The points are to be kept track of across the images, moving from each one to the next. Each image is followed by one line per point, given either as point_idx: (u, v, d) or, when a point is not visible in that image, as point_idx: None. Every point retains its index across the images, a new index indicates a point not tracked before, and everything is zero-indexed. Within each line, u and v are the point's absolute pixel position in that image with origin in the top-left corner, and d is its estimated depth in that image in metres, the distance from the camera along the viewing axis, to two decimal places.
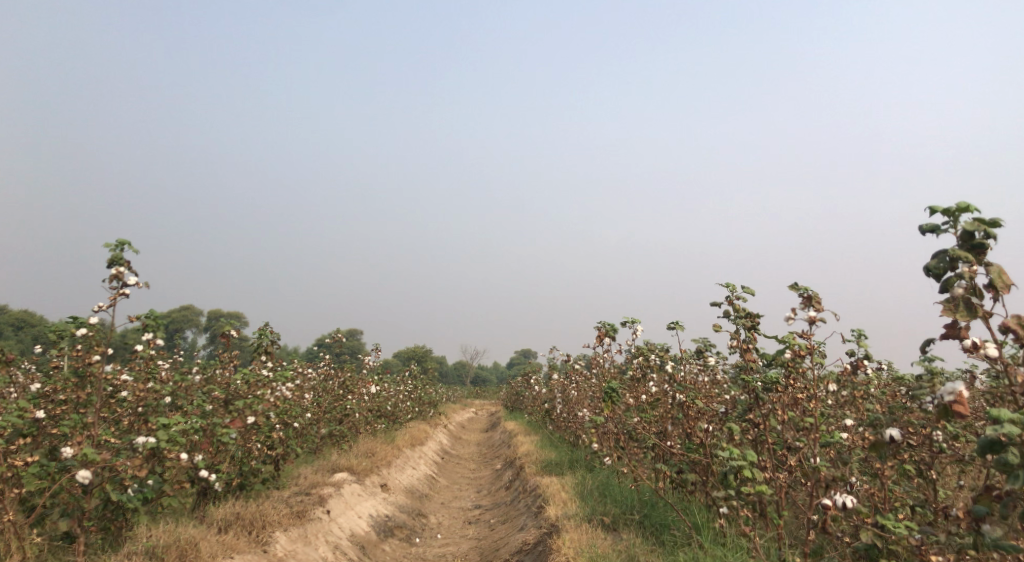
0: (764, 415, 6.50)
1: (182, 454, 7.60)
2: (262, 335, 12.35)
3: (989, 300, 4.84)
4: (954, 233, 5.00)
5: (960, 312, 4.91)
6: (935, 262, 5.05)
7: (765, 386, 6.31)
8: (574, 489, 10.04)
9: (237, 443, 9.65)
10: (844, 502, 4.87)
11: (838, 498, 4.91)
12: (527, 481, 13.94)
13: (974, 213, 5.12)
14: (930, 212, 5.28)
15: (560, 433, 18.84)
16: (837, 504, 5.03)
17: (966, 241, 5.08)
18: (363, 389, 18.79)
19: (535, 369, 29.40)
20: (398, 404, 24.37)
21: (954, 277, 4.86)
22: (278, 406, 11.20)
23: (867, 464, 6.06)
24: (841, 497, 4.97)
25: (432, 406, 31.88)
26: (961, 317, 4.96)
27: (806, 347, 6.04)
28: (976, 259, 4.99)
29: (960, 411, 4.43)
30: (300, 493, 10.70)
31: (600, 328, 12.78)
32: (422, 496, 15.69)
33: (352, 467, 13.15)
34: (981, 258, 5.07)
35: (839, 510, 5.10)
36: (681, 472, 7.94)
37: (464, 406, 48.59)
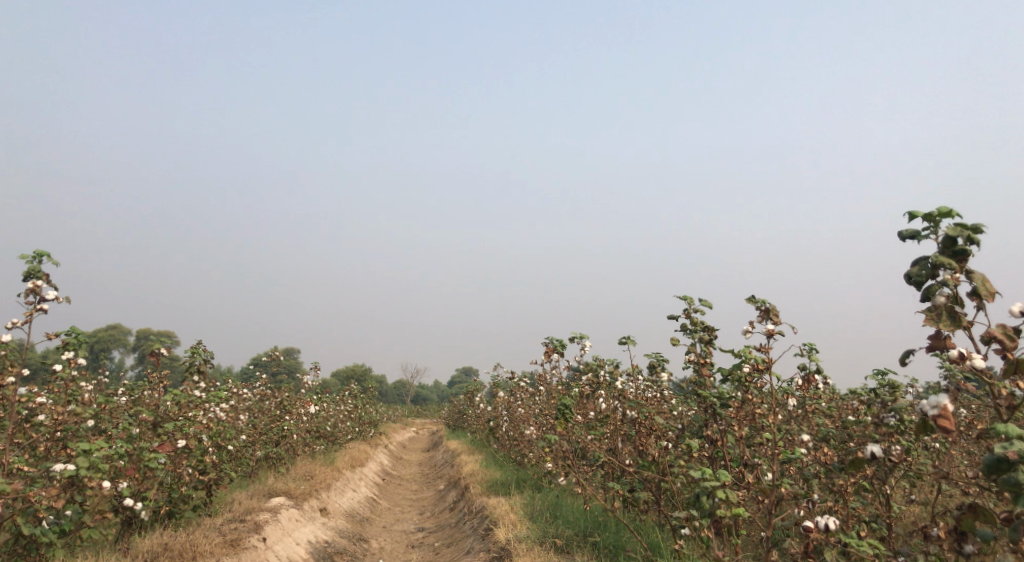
0: (721, 432, 6.44)
1: (105, 481, 7.04)
2: (195, 354, 11.73)
3: (969, 308, 5.08)
4: (936, 241, 5.28)
5: (942, 320, 5.16)
6: (918, 269, 5.33)
7: (723, 403, 6.25)
8: (524, 510, 9.79)
9: (167, 469, 9.06)
10: (827, 524, 4.89)
11: (822, 521, 4.93)
12: (472, 502, 13.62)
13: (957, 219, 5.38)
14: (914, 217, 5.59)
15: (505, 452, 18.56)
16: (817, 526, 5.00)
17: (949, 247, 5.33)
18: (302, 410, 18.15)
19: (478, 387, 29.11)
20: (338, 425, 23.69)
21: (934, 285, 5.16)
22: (211, 428, 10.61)
23: (826, 481, 6.09)
24: (823, 520, 4.98)
25: (372, 426, 31.18)
26: (943, 325, 5.17)
27: (763, 362, 5.99)
28: (959, 266, 5.24)
29: (946, 426, 4.45)
30: (235, 520, 10.13)
31: (547, 344, 12.64)
32: (364, 520, 15.16)
33: (291, 491, 12.58)
34: (964, 265, 5.30)
35: (816, 531, 5.06)
36: (634, 491, 7.86)
37: (405, 426, 47.70)
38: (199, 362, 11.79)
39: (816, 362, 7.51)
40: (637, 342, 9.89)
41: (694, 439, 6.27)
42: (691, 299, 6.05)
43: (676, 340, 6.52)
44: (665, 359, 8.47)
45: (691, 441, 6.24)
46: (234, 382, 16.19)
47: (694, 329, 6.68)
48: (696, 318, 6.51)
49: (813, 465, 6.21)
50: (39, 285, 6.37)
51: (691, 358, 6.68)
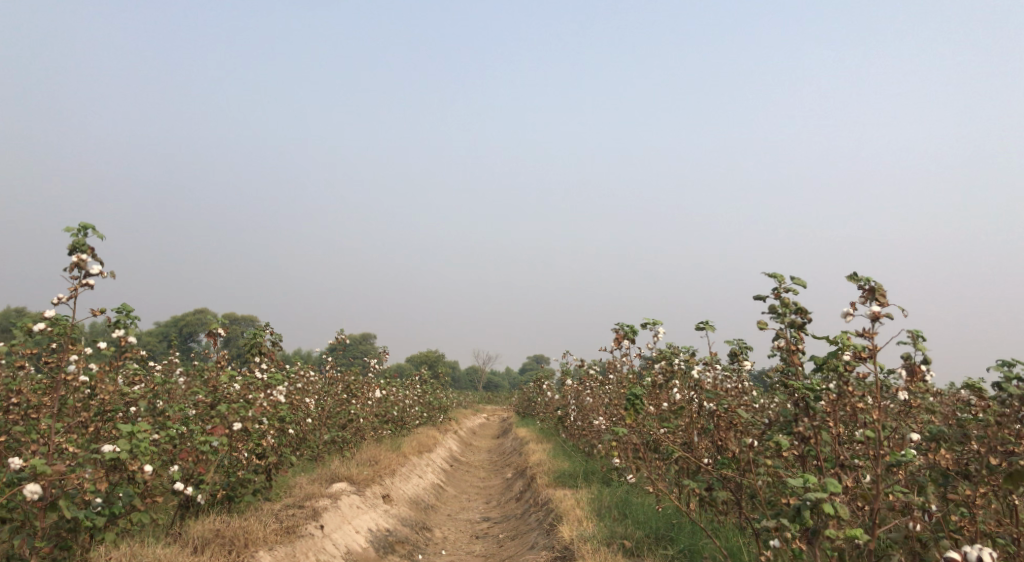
0: (815, 427, 5.64)
1: (150, 464, 6.80)
2: (257, 334, 11.59)
3: None
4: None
5: None
6: None
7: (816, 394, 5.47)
8: (591, 506, 9.15)
9: (224, 452, 8.90)
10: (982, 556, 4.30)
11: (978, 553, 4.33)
12: (538, 493, 13.13)
13: None
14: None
15: (574, 442, 17.96)
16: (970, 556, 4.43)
17: None
18: (369, 394, 18.03)
19: (548, 374, 28.62)
20: (407, 409, 23.58)
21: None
22: (272, 411, 10.40)
23: (940, 486, 5.28)
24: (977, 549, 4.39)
25: (442, 412, 31.11)
26: None
27: (865, 349, 5.18)
28: None
29: None
30: (294, 506, 9.95)
31: (618, 330, 11.96)
32: (428, 508, 14.88)
33: (352, 477, 12.35)
34: None
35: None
36: (711, 490, 7.21)
37: (477, 413, 47.50)
38: (261, 342, 11.62)
39: (925, 351, 6.60)
40: (717, 328, 9.09)
41: (782, 438, 5.52)
42: (780, 275, 5.28)
43: (762, 323, 5.77)
44: (749, 347, 7.68)
45: (779, 439, 5.51)
46: (301, 365, 16.13)
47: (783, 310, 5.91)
48: (786, 299, 5.74)
49: (927, 469, 5.40)
50: (85, 259, 6.26)
51: (777, 345, 5.92)
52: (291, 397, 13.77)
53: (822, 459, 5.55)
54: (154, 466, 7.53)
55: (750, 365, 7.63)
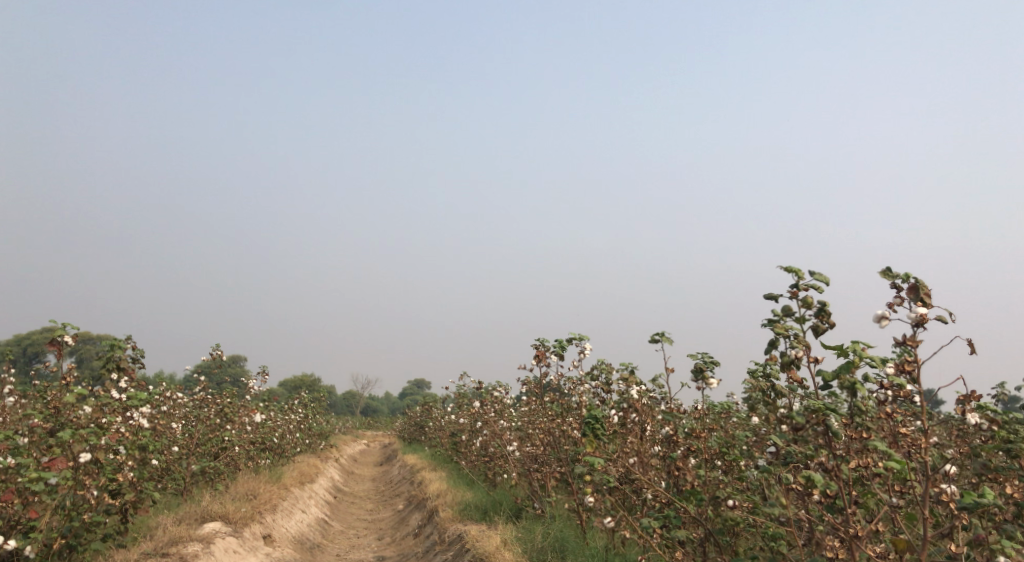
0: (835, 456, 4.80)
1: None
2: (115, 347, 9.45)
3: None
4: None
5: None
6: None
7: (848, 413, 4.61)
8: (522, 549, 7.98)
9: (67, 489, 7.11)
10: None
11: None
12: (442, 528, 11.79)
13: None
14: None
15: (475, 470, 16.68)
16: None
17: None
18: (247, 419, 16.03)
19: (437, 399, 27.16)
20: (286, 436, 21.45)
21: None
22: (131, 438, 8.58)
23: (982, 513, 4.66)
24: None
25: (322, 439, 28.93)
26: None
27: (908, 360, 4.43)
28: None
29: None
30: (155, 554, 8.12)
31: (540, 346, 10.93)
32: (313, 548, 13.12)
33: (228, 515, 10.53)
34: None
35: None
36: (670, 529, 6.41)
37: (358, 440, 45.14)
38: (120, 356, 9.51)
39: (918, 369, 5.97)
40: (672, 342, 8.25)
41: (808, 476, 4.57)
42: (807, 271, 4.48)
43: (770, 329, 4.94)
44: (715, 361, 6.87)
45: (804, 478, 4.54)
46: (167, 385, 14.04)
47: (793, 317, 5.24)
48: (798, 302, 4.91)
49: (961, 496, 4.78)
50: None
51: (778, 355, 5.19)
52: (155, 422, 11.73)
53: (851, 496, 4.72)
54: None
55: (717, 384, 6.88)
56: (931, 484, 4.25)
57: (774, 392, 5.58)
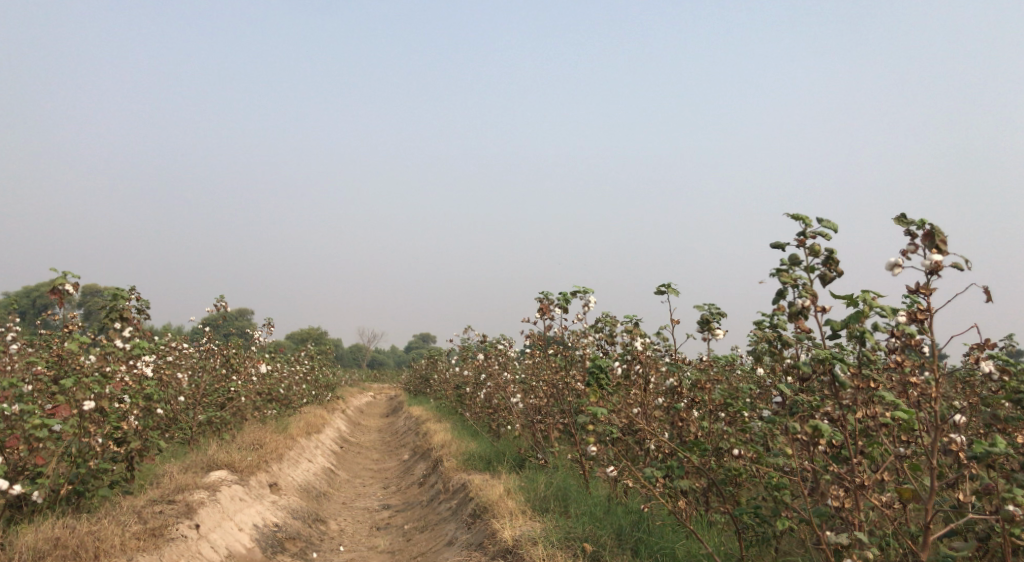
0: (844, 408, 4.75)
1: None
2: (119, 296, 9.31)
3: None
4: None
5: None
6: None
7: (859, 364, 4.56)
8: (526, 498, 8.02)
9: (72, 437, 7.14)
10: None
11: None
12: (446, 478, 11.91)
13: None
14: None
15: (479, 421, 16.81)
16: None
17: None
18: (252, 370, 16.11)
19: (442, 352, 27.29)
20: (292, 387, 21.62)
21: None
22: (136, 387, 8.62)
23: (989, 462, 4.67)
24: None
25: (328, 390, 29.19)
26: None
27: (923, 310, 4.37)
28: None
29: None
30: (162, 501, 8.19)
31: (544, 298, 10.87)
32: (320, 496, 13.30)
33: (234, 464, 10.63)
34: None
35: None
36: (673, 479, 6.40)
37: (364, 392, 45.57)
38: (122, 306, 9.39)
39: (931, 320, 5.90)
40: (678, 294, 8.15)
41: (815, 425, 4.51)
42: (824, 218, 4.38)
43: (781, 276, 4.86)
44: (721, 313, 6.78)
45: (811, 427, 4.48)
46: (172, 336, 14.07)
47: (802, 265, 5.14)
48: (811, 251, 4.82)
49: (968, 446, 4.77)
50: None
51: (786, 304, 5.10)
52: (161, 373, 11.78)
53: (857, 446, 4.71)
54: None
55: (722, 335, 6.81)
56: (941, 434, 4.22)
57: (780, 342, 5.50)
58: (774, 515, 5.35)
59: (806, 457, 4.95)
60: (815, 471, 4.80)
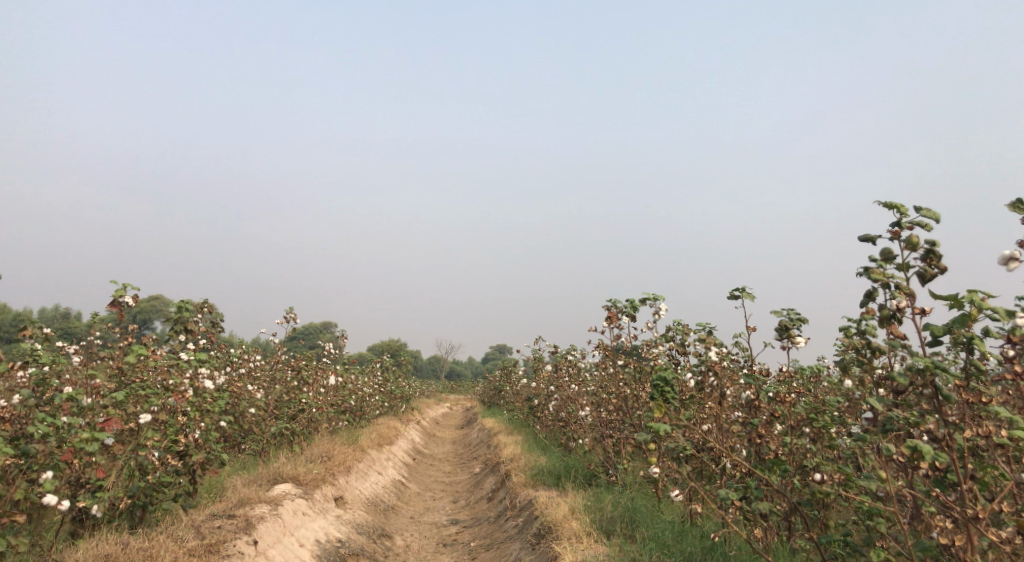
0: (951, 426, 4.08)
1: None
2: (183, 308, 9.43)
3: None
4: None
5: None
6: None
7: (966, 373, 3.91)
8: (591, 518, 7.54)
9: (128, 451, 7.15)
10: None
11: None
12: (514, 493, 11.52)
13: None
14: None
15: (551, 434, 16.34)
16: None
17: None
18: (324, 382, 16.17)
19: (515, 363, 26.93)
20: (366, 399, 21.71)
21: None
22: (198, 399, 8.51)
23: None
24: None
25: (403, 401, 29.31)
26: None
27: None
28: None
29: None
30: (222, 515, 8.12)
31: (613, 306, 10.37)
32: (388, 510, 13.14)
33: (299, 477, 10.54)
34: None
35: None
36: (751, 501, 5.80)
37: (440, 403, 45.72)
38: (188, 318, 9.51)
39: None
40: (755, 299, 7.54)
41: (914, 446, 3.89)
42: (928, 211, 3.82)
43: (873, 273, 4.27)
44: (802, 318, 6.17)
45: (909, 448, 3.87)
46: (245, 348, 14.24)
47: (896, 263, 4.52)
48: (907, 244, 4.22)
49: None
50: None
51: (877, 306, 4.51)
52: (230, 385, 11.87)
53: (968, 472, 4.05)
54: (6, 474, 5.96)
55: (804, 342, 6.19)
56: None
57: (870, 350, 4.88)
58: (869, 547, 4.71)
59: (904, 486, 4.29)
60: (921, 499, 4.14)
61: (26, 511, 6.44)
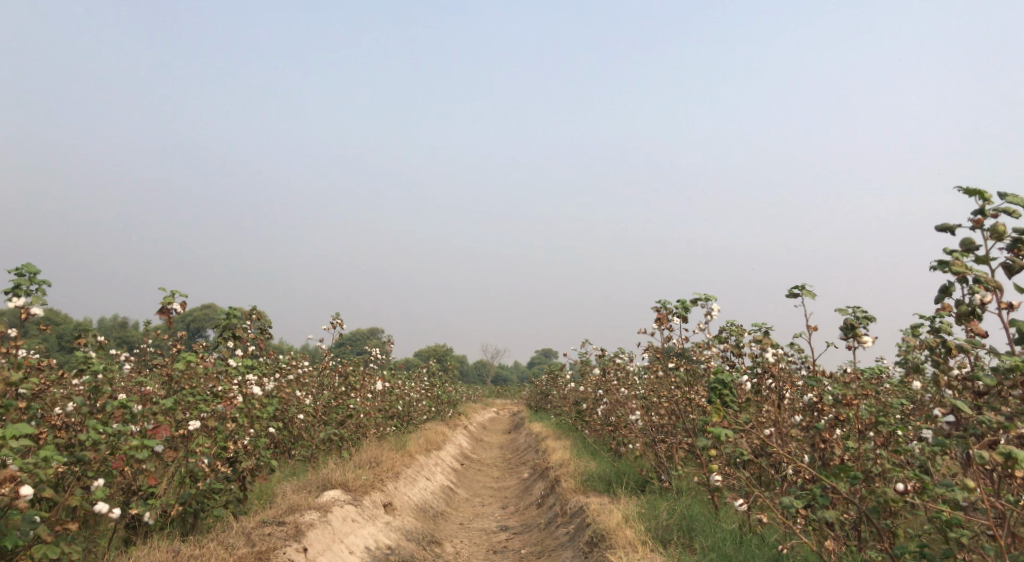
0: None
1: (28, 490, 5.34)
2: (232, 314, 9.48)
3: None
4: None
5: None
6: None
7: None
8: (646, 526, 7.29)
9: (178, 457, 7.19)
10: None
11: None
12: (563, 500, 11.31)
13: None
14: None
15: (600, 440, 16.05)
16: None
17: None
18: (371, 387, 16.20)
19: (562, 367, 26.67)
20: (413, 404, 21.73)
21: None
22: (247, 406, 8.54)
23: None
24: None
25: (451, 407, 29.29)
26: None
27: None
28: None
29: None
30: (273, 522, 8.11)
31: (663, 307, 10.08)
32: (437, 516, 13.06)
33: (348, 484, 10.49)
34: None
35: None
36: (816, 509, 5.51)
37: (487, 408, 45.69)
38: (236, 325, 9.52)
39: None
40: (814, 296, 7.21)
41: (1008, 453, 3.58)
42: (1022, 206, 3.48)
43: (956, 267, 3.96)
44: (869, 316, 5.85)
45: (1002, 456, 3.56)
46: (293, 355, 14.33)
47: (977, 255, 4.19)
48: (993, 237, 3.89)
49: None
50: None
51: (955, 302, 4.19)
52: (280, 391, 11.94)
53: None
54: (60, 482, 6.03)
55: (870, 342, 5.87)
56: None
57: (944, 349, 4.56)
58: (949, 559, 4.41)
59: (990, 493, 4.00)
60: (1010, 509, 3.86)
61: (80, 518, 6.52)
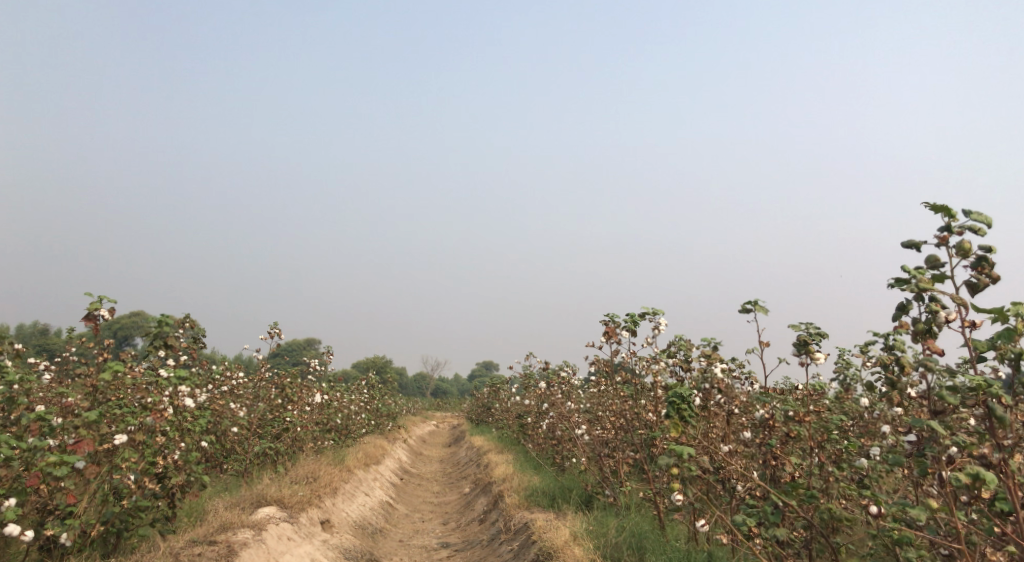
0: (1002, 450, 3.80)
1: None
2: (164, 322, 8.98)
3: None
4: None
5: None
6: None
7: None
8: (594, 545, 7.16)
9: (100, 474, 6.72)
10: None
11: None
12: (507, 516, 11.10)
13: None
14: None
15: (543, 454, 15.90)
16: None
17: None
18: (309, 400, 15.69)
19: (504, 381, 26.48)
20: (352, 417, 21.20)
21: None
22: (178, 419, 8.08)
23: None
24: None
25: (390, 420, 28.74)
26: None
27: None
28: None
29: None
30: (203, 542, 7.66)
31: (612, 320, 10.02)
32: (376, 533, 12.67)
33: (283, 500, 10.06)
34: None
35: None
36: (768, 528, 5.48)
37: (426, 421, 45.11)
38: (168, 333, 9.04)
39: None
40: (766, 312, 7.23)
41: (974, 473, 3.57)
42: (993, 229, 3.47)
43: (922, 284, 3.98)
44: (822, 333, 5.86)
45: (970, 476, 3.55)
46: (227, 366, 13.76)
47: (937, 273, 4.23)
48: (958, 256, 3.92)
49: None
50: None
51: (913, 320, 4.21)
52: (212, 404, 11.39)
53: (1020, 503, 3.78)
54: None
55: (823, 359, 5.91)
56: None
57: (898, 366, 4.58)
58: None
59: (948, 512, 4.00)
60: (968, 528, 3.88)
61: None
